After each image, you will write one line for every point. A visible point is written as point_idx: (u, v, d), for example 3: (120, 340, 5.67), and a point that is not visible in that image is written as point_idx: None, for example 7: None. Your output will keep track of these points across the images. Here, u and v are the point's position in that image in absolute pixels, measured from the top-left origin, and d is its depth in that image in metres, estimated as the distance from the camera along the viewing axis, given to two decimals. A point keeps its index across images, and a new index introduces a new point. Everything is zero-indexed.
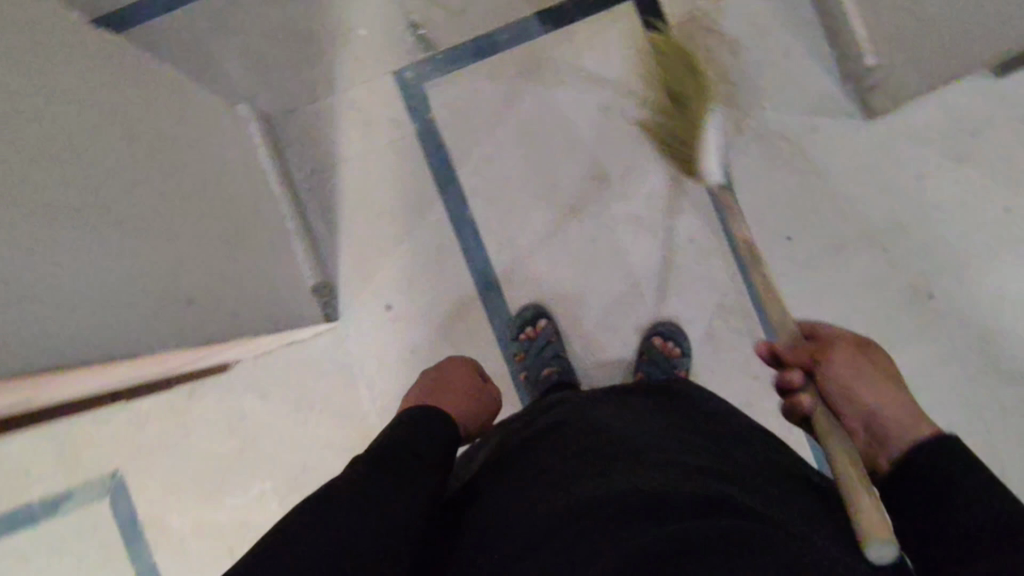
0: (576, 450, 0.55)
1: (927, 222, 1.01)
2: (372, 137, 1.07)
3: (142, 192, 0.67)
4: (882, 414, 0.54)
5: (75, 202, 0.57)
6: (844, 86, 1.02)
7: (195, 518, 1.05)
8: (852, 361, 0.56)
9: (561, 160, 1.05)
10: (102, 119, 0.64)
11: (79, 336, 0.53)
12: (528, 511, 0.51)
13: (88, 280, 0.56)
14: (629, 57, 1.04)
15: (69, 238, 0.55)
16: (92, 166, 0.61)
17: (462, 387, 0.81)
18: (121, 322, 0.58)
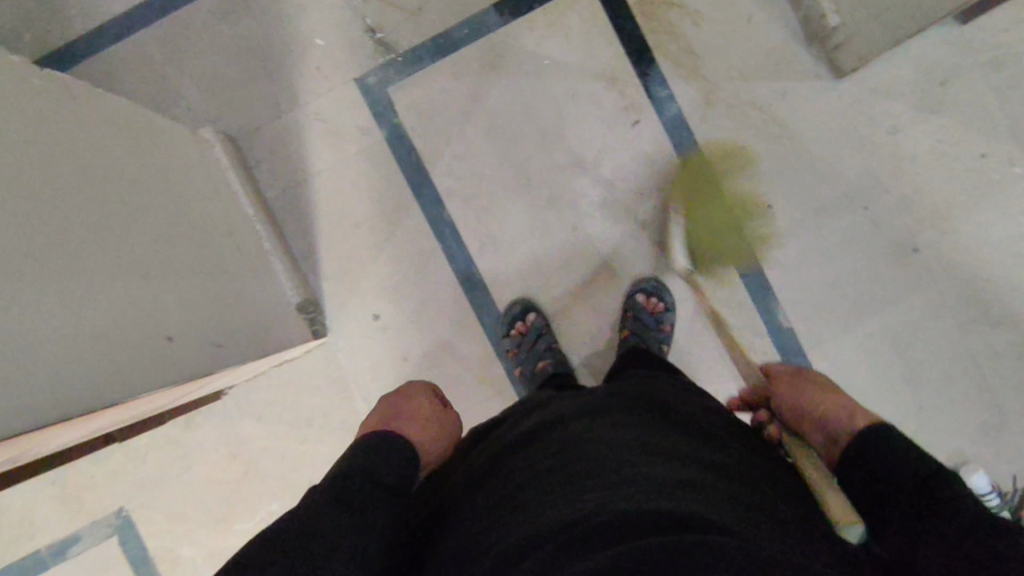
0: (546, 466, 0.56)
1: (906, 176, 1.01)
2: (341, 147, 1.05)
3: (99, 231, 0.64)
4: (834, 425, 0.69)
5: (34, 250, 0.54)
6: (810, 47, 1.01)
7: (205, 547, 1.05)
8: (796, 391, 0.79)
9: (534, 151, 1.04)
10: (51, 158, 0.61)
11: (45, 392, 0.51)
12: (497, 530, 0.52)
13: (50, 333, 0.53)
14: (591, 39, 1.03)
15: (53, 291, 0.55)
16: (46, 209, 0.58)
17: (418, 417, 0.78)
18: (106, 369, 0.58)
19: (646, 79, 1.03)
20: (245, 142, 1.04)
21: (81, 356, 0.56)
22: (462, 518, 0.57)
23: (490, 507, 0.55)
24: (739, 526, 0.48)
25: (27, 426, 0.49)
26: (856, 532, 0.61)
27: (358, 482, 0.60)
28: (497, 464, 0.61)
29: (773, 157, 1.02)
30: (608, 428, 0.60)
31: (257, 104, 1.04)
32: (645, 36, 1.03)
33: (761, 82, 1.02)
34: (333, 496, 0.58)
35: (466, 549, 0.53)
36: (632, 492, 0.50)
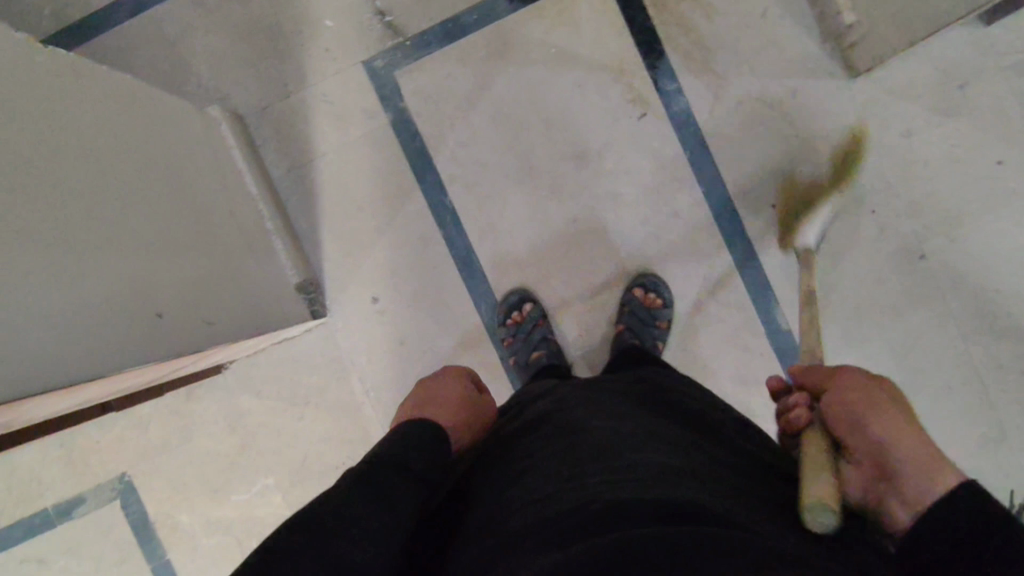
0: (570, 454, 0.55)
1: (917, 181, 0.99)
2: (346, 129, 1.06)
3: (92, 203, 0.64)
4: (892, 453, 0.50)
5: (22, 217, 0.54)
6: (824, 45, 0.99)
7: (203, 515, 1.08)
8: (870, 399, 0.54)
9: (537, 140, 1.03)
10: (47, 130, 0.61)
11: (41, 361, 0.52)
12: (531, 510, 0.50)
13: (37, 300, 0.53)
14: (601, 29, 1.02)
15: (51, 265, 0.56)
16: (38, 181, 0.58)
17: (446, 397, 0.72)
18: (104, 343, 0.59)
19: (654, 71, 1.02)
20: (253, 121, 1.06)
21: (69, 325, 0.56)
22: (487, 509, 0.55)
23: (509, 497, 0.54)
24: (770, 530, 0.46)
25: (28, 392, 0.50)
26: (826, 520, 0.49)
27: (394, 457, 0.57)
28: (512, 458, 0.60)
29: (780, 156, 1.01)
30: (632, 426, 0.59)
31: (265, 83, 1.05)
32: (655, 27, 1.01)
33: (772, 79, 1.00)
34: (371, 470, 0.55)
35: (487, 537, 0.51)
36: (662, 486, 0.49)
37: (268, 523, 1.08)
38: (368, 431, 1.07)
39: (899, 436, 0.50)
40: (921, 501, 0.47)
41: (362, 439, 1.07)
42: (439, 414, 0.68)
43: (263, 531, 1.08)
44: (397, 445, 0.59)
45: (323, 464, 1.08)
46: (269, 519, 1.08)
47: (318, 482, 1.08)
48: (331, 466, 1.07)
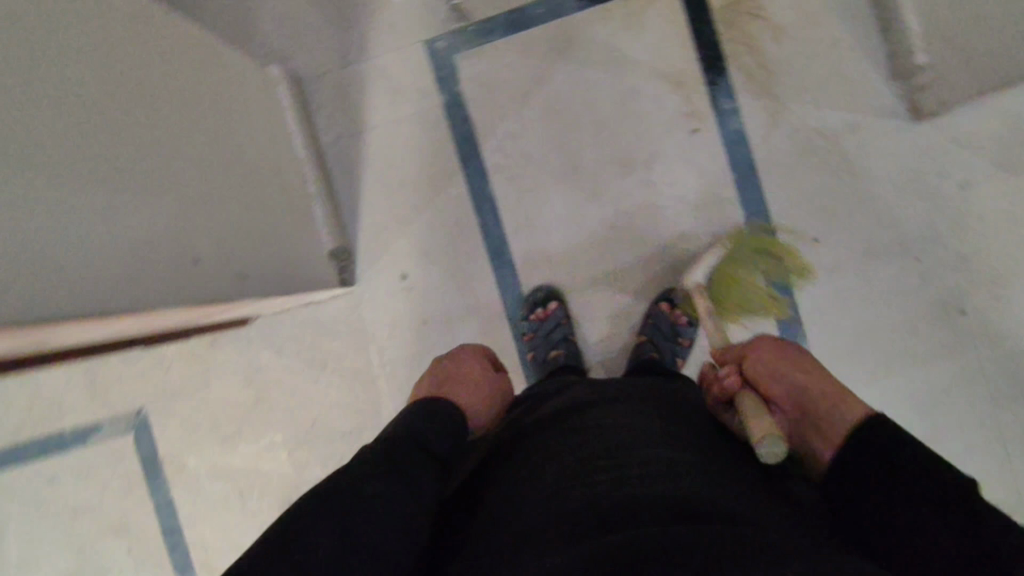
0: (579, 448, 0.57)
1: (969, 235, 0.96)
2: (399, 106, 1.07)
3: (147, 144, 0.66)
4: (811, 392, 0.61)
5: (78, 149, 0.56)
6: (892, 83, 0.96)
7: (210, 461, 1.11)
8: (774, 353, 0.67)
9: (586, 141, 1.03)
10: (112, 69, 0.63)
11: (87, 290, 0.54)
12: (540, 502, 0.52)
13: (85, 229, 0.55)
14: (665, 38, 1.01)
15: (101, 199, 0.58)
16: (98, 116, 0.60)
17: (468, 378, 0.79)
18: (142, 280, 0.61)
19: (714, 88, 1.00)
20: (310, 86, 1.07)
21: (114, 257, 0.58)
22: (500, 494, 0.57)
23: (523, 480, 0.56)
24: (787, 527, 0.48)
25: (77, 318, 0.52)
26: (777, 449, 0.57)
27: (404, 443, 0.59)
28: (526, 443, 0.62)
29: (829, 190, 0.99)
30: (642, 421, 0.61)
31: (327, 50, 1.06)
32: (721, 44, 1.00)
33: (832, 111, 0.98)
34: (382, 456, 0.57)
35: (501, 518, 0.53)
36: (673, 482, 0.50)
37: (271, 478, 1.11)
38: (378, 404, 1.09)
39: (820, 381, 0.61)
40: (840, 424, 0.56)
41: (371, 411, 1.09)
42: (464, 396, 0.75)
43: (265, 484, 1.11)
44: (415, 425, 0.63)
45: (332, 429, 1.09)
46: (272, 474, 1.11)
47: (324, 446, 1.10)
48: (339, 432, 1.09)
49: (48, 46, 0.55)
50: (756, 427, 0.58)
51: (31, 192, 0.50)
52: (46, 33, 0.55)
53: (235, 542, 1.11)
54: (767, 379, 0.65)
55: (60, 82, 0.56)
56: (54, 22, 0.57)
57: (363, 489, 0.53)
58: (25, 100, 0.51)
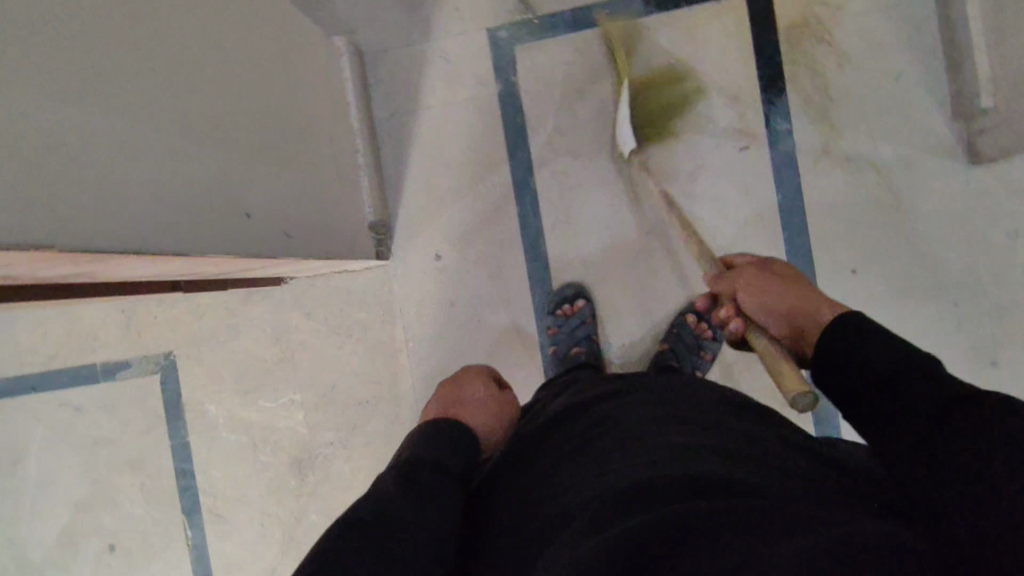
0: (589, 440, 0.59)
1: (1011, 285, 0.95)
2: (454, 89, 1.08)
3: (213, 96, 0.68)
4: (801, 312, 0.65)
5: (150, 92, 0.58)
6: (953, 123, 0.95)
7: (229, 410, 1.15)
8: (758, 279, 0.70)
9: (634, 145, 1.03)
10: (188, 19, 0.65)
11: (143, 227, 0.56)
12: (555, 494, 0.55)
13: (147, 169, 0.57)
14: (727, 52, 1.01)
15: (165, 142, 0.60)
16: (172, 63, 0.62)
17: (474, 399, 0.85)
18: (193, 225, 0.64)
19: (770, 107, 1.00)
20: (371, 59, 1.09)
21: (171, 199, 0.60)
22: (518, 487, 0.61)
23: (542, 481, 0.58)
24: (801, 497, 0.49)
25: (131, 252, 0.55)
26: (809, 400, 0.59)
27: (420, 466, 0.64)
28: (542, 441, 0.65)
29: (873, 223, 0.98)
30: (650, 404, 0.63)
31: (391, 27, 1.08)
32: (783, 63, 0.99)
33: (887, 144, 0.97)
34: (401, 480, 0.62)
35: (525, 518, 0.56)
36: (680, 461, 0.52)
37: (285, 435, 1.14)
38: (397, 377, 1.11)
39: (807, 296, 0.66)
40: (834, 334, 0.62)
41: (389, 383, 1.11)
42: (466, 415, 0.81)
43: (278, 441, 1.14)
44: (427, 451, 0.68)
45: (349, 396, 1.12)
46: (286, 432, 1.14)
47: (340, 411, 1.12)
48: (356, 399, 1.12)
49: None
50: (788, 386, 0.61)
51: (104, 127, 0.52)
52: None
53: (243, 492, 1.15)
54: (761, 309, 0.68)
55: (140, 24, 0.58)
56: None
57: (387, 507, 0.58)
58: (107, 39, 0.54)
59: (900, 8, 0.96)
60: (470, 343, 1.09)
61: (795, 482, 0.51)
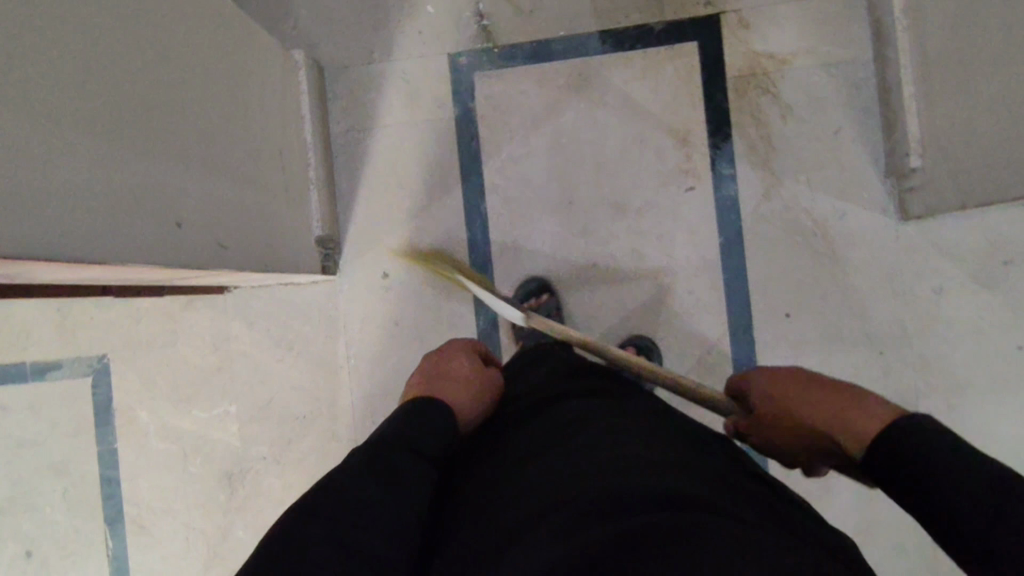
0: (563, 448, 0.60)
1: (934, 337, 0.99)
2: (412, 110, 1.09)
3: (150, 102, 0.67)
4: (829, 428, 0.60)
5: (80, 92, 0.56)
6: (887, 179, 0.99)
7: (162, 419, 1.12)
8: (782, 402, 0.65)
9: (585, 180, 1.05)
10: (130, 23, 0.64)
11: (61, 231, 0.54)
12: (526, 497, 0.55)
13: (69, 171, 0.55)
14: (679, 95, 1.04)
15: (100, 152, 0.59)
16: (107, 65, 0.60)
17: (459, 375, 0.79)
18: (124, 236, 0.62)
19: (716, 151, 1.03)
20: (331, 74, 1.10)
21: (92, 204, 0.58)
22: (486, 488, 0.61)
23: (507, 478, 0.60)
24: (750, 513, 0.53)
25: (44, 259, 0.52)
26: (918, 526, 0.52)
27: (395, 443, 0.62)
28: (508, 444, 0.67)
29: (808, 270, 1.01)
30: (620, 420, 0.65)
31: (354, 45, 1.09)
32: (730, 110, 1.03)
33: (824, 195, 1.01)
34: (373, 460, 0.60)
35: (491, 509, 0.57)
36: (649, 468, 0.55)
37: (217, 447, 1.11)
38: (336, 393, 1.10)
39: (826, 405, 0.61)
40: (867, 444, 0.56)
41: (328, 399, 1.10)
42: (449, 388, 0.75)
43: (210, 452, 1.11)
44: (406, 429, 0.65)
45: (286, 410, 1.11)
46: (219, 443, 1.11)
47: (275, 425, 1.11)
48: (293, 414, 1.10)
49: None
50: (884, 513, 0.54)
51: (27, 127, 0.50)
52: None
53: (168, 504, 1.12)
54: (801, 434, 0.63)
55: (76, 25, 0.56)
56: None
57: (352, 494, 0.56)
58: (38, 35, 0.52)
59: (842, 66, 1.00)
60: (411, 364, 1.09)
61: (752, 506, 0.54)
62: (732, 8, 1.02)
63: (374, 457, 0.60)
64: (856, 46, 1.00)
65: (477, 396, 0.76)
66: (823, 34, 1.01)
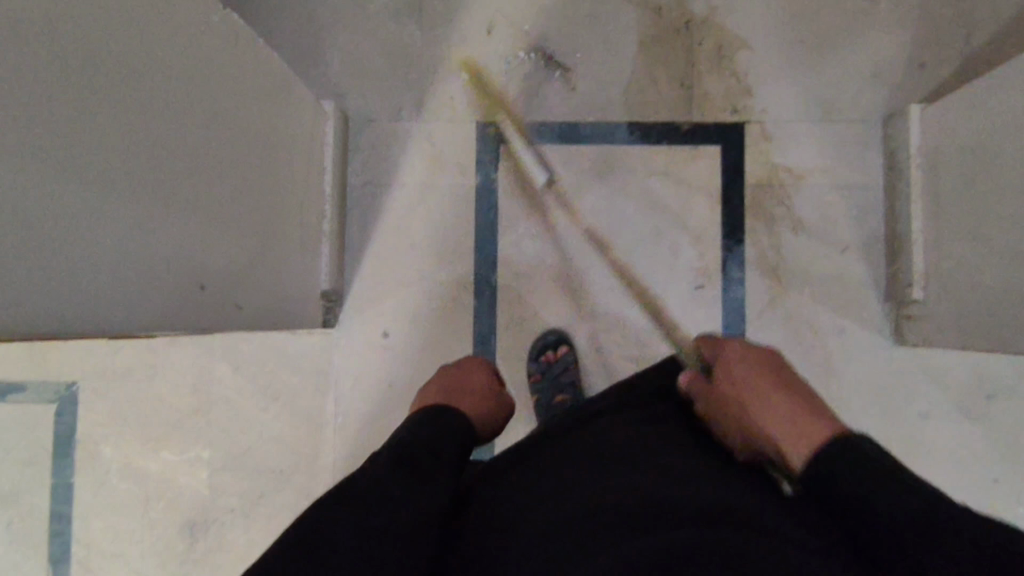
0: (598, 471, 0.63)
1: (916, 462, 1.01)
2: (434, 172, 1.08)
3: (186, 159, 0.65)
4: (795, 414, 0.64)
5: (112, 156, 0.54)
6: (885, 302, 1.03)
7: (127, 457, 1.06)
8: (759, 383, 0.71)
9: (598, 265, 1.06)
10: (178, 81, 0.62)
11: (77, 305, 0.52)
12: (562, 512, 0.58)
13: (89, 241, 0.52)
14: (698, 195, 1.06)
15: (126, 219, 0.57)
16: (149, 130, 0.58)
17: (475, 392, 0.86)
18: (141, 304, 0.60)
19: (728, 253, 1.05)
20: (356, 126, 1.09)
21: (111, 271, 0.55)
22: (519, 501, 0.63)
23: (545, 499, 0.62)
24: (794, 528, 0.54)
25: (43, 334, 0.50)
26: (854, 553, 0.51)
27: (419, 450, 0.65)
28: (552, 466, 0.68)
29: (803, 381, 1.03)
30: (654, 446, 0.67)
31: (383, 100, 1.09)
32: (745, 217, 1.06)
33: (825, 310, 1.04)
34: (398, 461, 0.63)
35: (526, 530, 0.58)
36: (690, 494, 0.56)
37: (183, 493, 1.06)
38: (318, 449, 1.06)
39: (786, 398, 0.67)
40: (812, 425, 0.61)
41: (308, 455, 1.06)
42: (467, 403, 0.82)
43: (174, 498, 1.06)
44: (425, 434, 0.69)
45: (262, 462, 1.06)
46: (186, 490, 1.06)
47: (248, 476, 1.06)
48: (269, 467, 1.06)
49: (124, 52, 0.54)
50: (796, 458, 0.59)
51: (48, 201, 0.48)
52: (126, 39, 0.54)
53: (121, 549, 1.05)
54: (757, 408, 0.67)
55: (122, 88, 0.54)
56: (140, 29, 0.56)
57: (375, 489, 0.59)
58: (74, 101, 0.49)
59: (854, 190, 1.05)
60: None
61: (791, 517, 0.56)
62: (756, 119, 1.06)
63: (396, 458, 0.63)
64: (869, 173, 1.05)
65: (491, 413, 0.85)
66: (839, 156, 1.05)
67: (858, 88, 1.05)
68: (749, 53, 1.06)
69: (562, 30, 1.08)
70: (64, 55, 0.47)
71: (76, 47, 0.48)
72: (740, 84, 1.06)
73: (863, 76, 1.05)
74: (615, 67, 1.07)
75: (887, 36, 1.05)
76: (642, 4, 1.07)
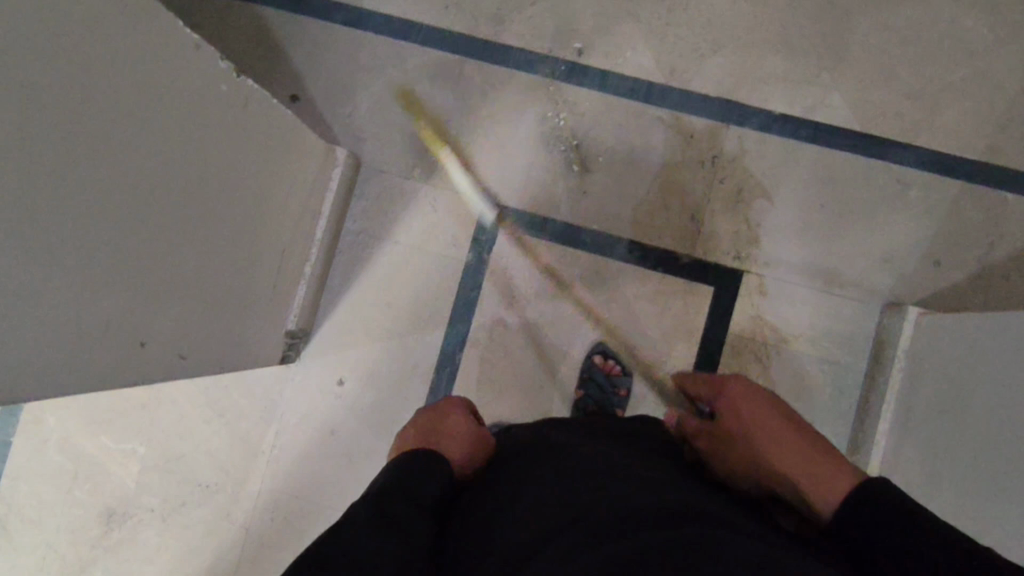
0: (563, 462, 0.64)
1: None
2: (429, 237, 1.09)
3: (156, 223, 0.65)
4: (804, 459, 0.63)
5: (75, 235, 0.54)
6: None
7: (67, 432, 1.08)
8: (773, 417, 0.70)
9: (563, 373, 1.06)
10: (165, 151, 0.63)
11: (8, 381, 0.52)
12: (540, 497, 0.59)
13: (27, 332, 0.52)
14: (678, 330, 1.05)
15: (77, 293, 0.57)
16: (123, 203, 0.59)
17: (454, 431, 0.78)
18: (80, 365, 0.60)
19: None
20: (365, 172, 1.10)
21: (51, 341, 0.55)
22: (488, 505, 0.63)
23: (520, 485, 0.63)
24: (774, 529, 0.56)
25: None
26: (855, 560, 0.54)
27: (393, 483, 0.64)
28: (512, 468, 0.68)
29: None
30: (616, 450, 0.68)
31: (398, 156, 1.09)
32: (719, 365, 1.04)
33: None
34: (376, 497, 0.61)
35: (500, 523, 0.58)
36: (654, 486, 0.57)
37: (110, 482, 1.08)
38: (249, 474, 1.08)
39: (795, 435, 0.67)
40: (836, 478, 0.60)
41: (238, 478, 1.08)
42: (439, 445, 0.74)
43: (101, 484, 1.08)
44: (398, 477, 0.65)
45: (191, 473, 1.08)
46: (114, 480, 1.08)
47: (176, 483, 1.08)
48: (199, 478, 1.08)
49: (109, 134, 0.54)
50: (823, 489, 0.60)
51: None
52: (111, 116, 0.54)
53: (38, 517, 1.07)
54: (771, 448, 0.66)
55: (101, 166, 0.55)
56: (131, 109, 0.56)
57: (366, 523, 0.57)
58: (48, 189, 0.50)
59: (835, 368, 1.03)
60: (331, 480, 1.07)
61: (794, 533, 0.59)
62: (757, 270, 1.04)
63: (372, 496, 0.61)
64: (854, 355, 1.03)
65: (474, 452, 0.76)
66: (828, 331, 1.03)
67: (867, 268, 1.03)
68: (766, 205, 1.04)
69: (590, 131, 1.07)
70: (40, 142, 0.48)
71: (56, 140, 0.49)
72: (750, 232, 1.05)
73: (875, 258, 1.03)
74: (631, 182, 1.06)
75: (912, 223, 1.03)
76: (674, 127, 1.06)
